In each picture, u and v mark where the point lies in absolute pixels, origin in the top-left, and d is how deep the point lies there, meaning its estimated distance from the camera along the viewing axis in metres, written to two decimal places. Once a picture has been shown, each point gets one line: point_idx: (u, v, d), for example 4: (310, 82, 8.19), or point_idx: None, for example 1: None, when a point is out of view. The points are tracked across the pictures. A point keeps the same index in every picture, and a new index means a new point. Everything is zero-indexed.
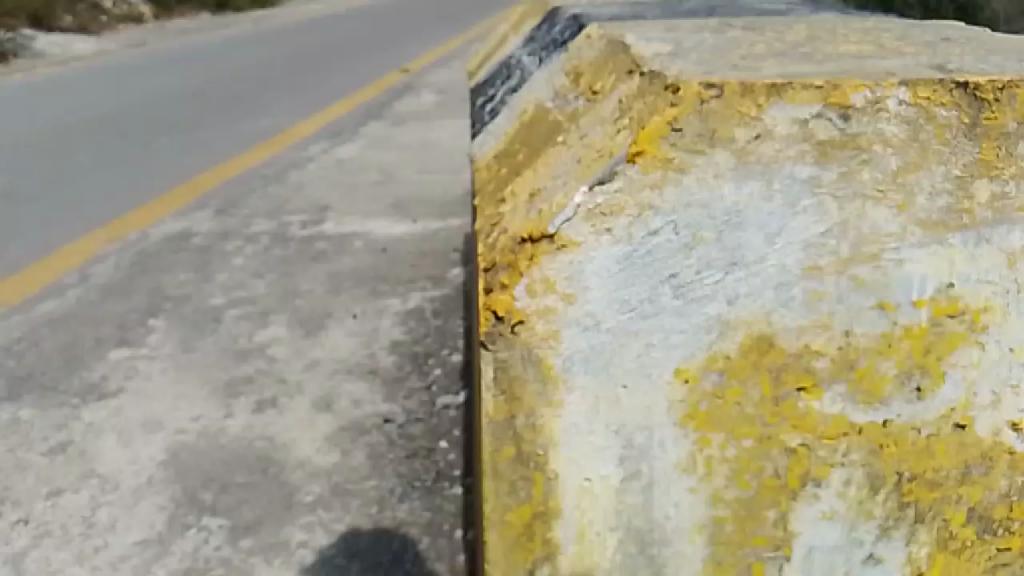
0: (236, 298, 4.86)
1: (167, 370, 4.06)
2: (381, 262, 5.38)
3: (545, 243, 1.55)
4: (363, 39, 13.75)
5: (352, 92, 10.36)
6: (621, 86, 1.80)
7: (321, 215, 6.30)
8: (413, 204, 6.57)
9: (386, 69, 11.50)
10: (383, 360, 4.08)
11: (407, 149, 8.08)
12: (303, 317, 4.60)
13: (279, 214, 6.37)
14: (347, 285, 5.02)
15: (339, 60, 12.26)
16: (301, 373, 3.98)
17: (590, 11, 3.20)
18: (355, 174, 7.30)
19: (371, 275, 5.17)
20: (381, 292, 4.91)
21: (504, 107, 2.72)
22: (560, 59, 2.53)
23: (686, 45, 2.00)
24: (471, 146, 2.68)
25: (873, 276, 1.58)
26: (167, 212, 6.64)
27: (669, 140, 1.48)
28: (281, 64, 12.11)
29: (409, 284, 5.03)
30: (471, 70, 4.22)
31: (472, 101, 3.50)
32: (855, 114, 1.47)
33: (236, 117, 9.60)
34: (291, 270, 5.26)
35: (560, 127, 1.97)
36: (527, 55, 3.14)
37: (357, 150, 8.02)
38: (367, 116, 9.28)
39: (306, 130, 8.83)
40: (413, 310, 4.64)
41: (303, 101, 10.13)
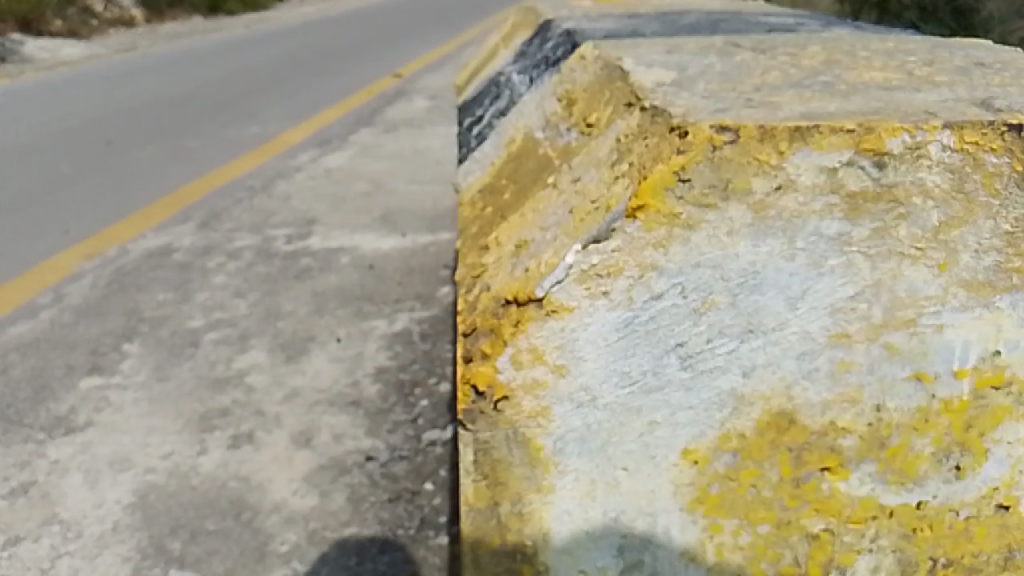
0: (220, 322, 4.43)
1: (140, 401, 3.59)
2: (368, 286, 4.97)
3: (533, 308, 1.34)
4: (355, 44, 13.52)
5: (344, 99, 10.13)
6: (619, 121, 1.60)
7: (307, 229, 6.07)
8: (401, 216, 6.36)
9: (378, 74, 11.30)
10: (366, 388, 3.66)
11: (398, 157, 7.87)
12: (285, 342, 4.16)
13: (264, 228, 6.13)
14: (331, 307, 4.65)
15: (329, 65, 12.01)
16: (282, 405, 3.51)
17: (585, 25, 3.01)
18: (342, 185, 7.08)
19: (355, 298, 4.78)
20: (367, 314, 4.54)
21: (492, 131, 2.54)
22: (552, 81, 2.34)
23: (691, 72, 1.80)
24: (457, 173, 2.50)
25: (908, 344, 1.37)
26: (149, 226, 6.38)
27: (675, 193, 1.28)
28: (271, 69, 11.84)
29: (395, 307, 4.64)
30: (460, 84, 4.04)
31: (460, 119, 3.32)
32: (892, 162, 1.27)
33: (226, 124, 9.35)
34: (275, 292, 4.87)
35: (550, 165, 1.77)
36: (517, 73, 2.95)
37: (346, 159, 7.81)
38: (358, 123, 9.06)
39: (295, 138, 8.60)
40: (401, 334, 4.24)
41: (293, 107, 9.88)
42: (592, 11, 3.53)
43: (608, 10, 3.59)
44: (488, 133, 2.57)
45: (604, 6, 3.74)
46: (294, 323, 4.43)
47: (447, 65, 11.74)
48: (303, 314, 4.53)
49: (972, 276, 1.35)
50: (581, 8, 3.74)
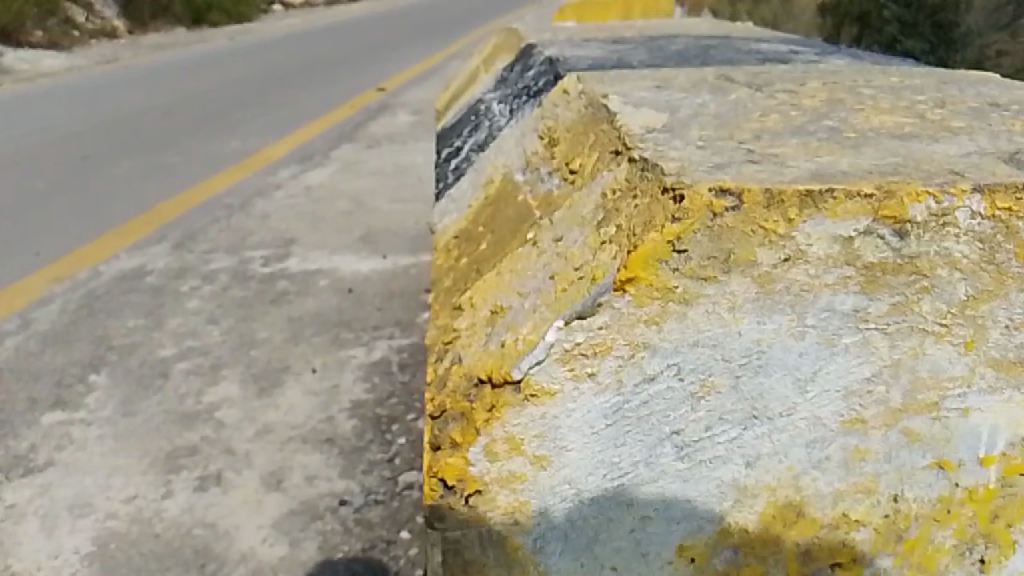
0: (195, 348, 3.50)
1: (105, 437, 2.80)
2: (347, 306, 4.05)
3: (508, 390, 1.18)
4: (339, 57, 13.22)
5: (327, 114, 9.86)
6: (604, 171, 1.46)
7: (286, 246, 5.61)
8: (387, 233, 5.90)
9: (360, 89, 11.03)
10: (341, 426, 2.85)
11: (380, 173, 7.45)
12: (254, 371, 3.26)
13: (241, 248, 5.62)
14: (307, 323, 3.82)
15: (313, 79, 11.72)
16: (251, 444, 2.72)
17: (570, 51, 2.86)
18: (324, 201, 6.65)
19: (332, 317, 3.91)
20: (344, 339, 3.66)
21: (470, 166, 2.40)
22: (533, 117, 2.21)
23: (683, 113, 1.66)
24: (433, 210, 2.36)
25: (930, 430, 1.23)
26: (125, 245, 6.01)
27: (669, 265, 1.12)
28: (252, 84, 11.52)
29: (375, 328, 3.78)
30: (440, 110, 3.91)
31: (438, 148, 3.19)
32: (914, 230, 1.13)
33: (205, 140, 9.06)
34: (249, 306, 4.02)
35: (529, 215, 1.62)
36: (498, 101, 2.81)
37: (327, 175, 7.39)
38: (340, 138, 8.72)
39: (277, 154, 8.30)
40: (384, 359, 3.41)
41: (276, 123, 9.58)
42: (578, 35, 3.40)
43: (594, 34, 3.46)
44: (467, 168, 2.43)
45: (590, 30, 3.62)
46: (267, 349, 3.51)
47: (432, 79, 11.49)
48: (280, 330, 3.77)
49: (1001, 353, 1.20)
50: (566, 32, 3.61)
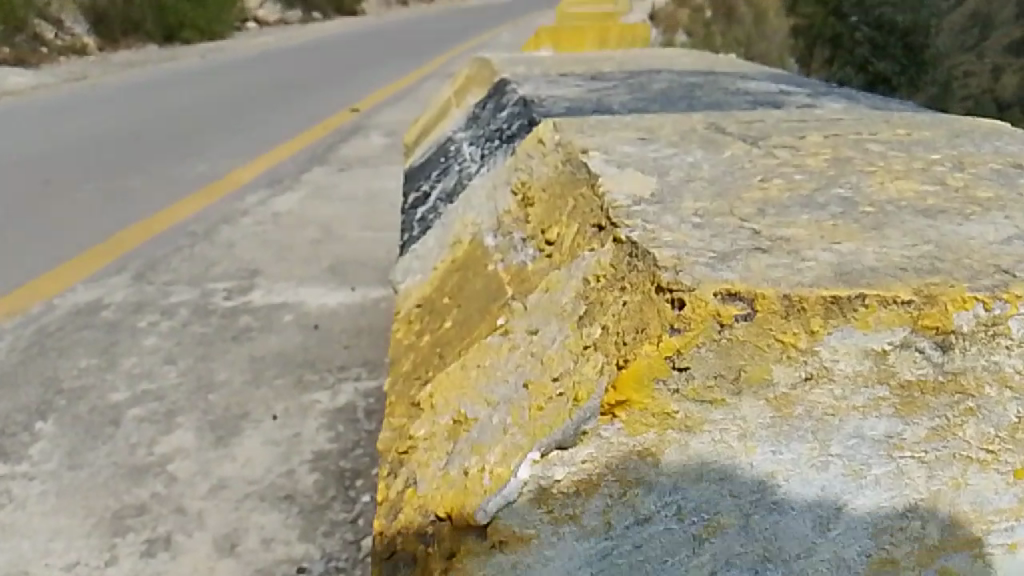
0: (144, 390, 2.78)
1: (50, 494, 2.20)
2: (310, 341, 3.24)
3: (472, 534, 0.98)
4: (308, 78, 12.65)
5: (298, 138, 9.36)
6: (586, 250, 1.26)
7: (251, 279, 4.82)
8: (355, 262, 5.17)
9: (330, 110, 10.60)
10: (304, 483, 2.21)
11: (348, 201, 6.70)
12: (211, 416, 2.58)
13: (205, 281, 4.83)
14: (267, 360, 3.05)
15: (283, 101, 11.23)
16: (208, 503, 2.13)
17: (544, 90, 2.67)
18: (292, 231, 5.86)
19: (295, 354, 3.12)
20: (307, 381, 2.87)
21: (439, 216, 2.19)
22: (504, 168, 2.03)
23: (671, 176, 1.47)
24: (394, 269, 2.15)
25: (970, 568, 1.04)
26: (84, 275, 5.49)
27: (667, 385, 0.93)
28: (217, 108, 10.96)
29: (342, 370, 2.99)
30: (408, 145, 3.70)
31: (403, 191, 2.98)
32: (959, 341, 0.94)
33: (173, 169, 8.45)
34: (207, 337, 3.25)
35: (498, 291, 1.42)
36: (469, 143, 2.62)
37: (295, 203, 6.62)
38: (309, 166, 8.01)
39: (246, 185, 7.58)
40: (350, 406, 2.64)
41: (245, 149, 9.03)
42: (553, 69, 3.22)
43: (571, 67, 3.29)
44: (435, 218, 2.22)
45: (566, 63, 3.45)
46: (225, 391, 2.78)
47: (405, 104, 10.95)
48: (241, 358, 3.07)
49: None
50: (540, 64, 3.43)
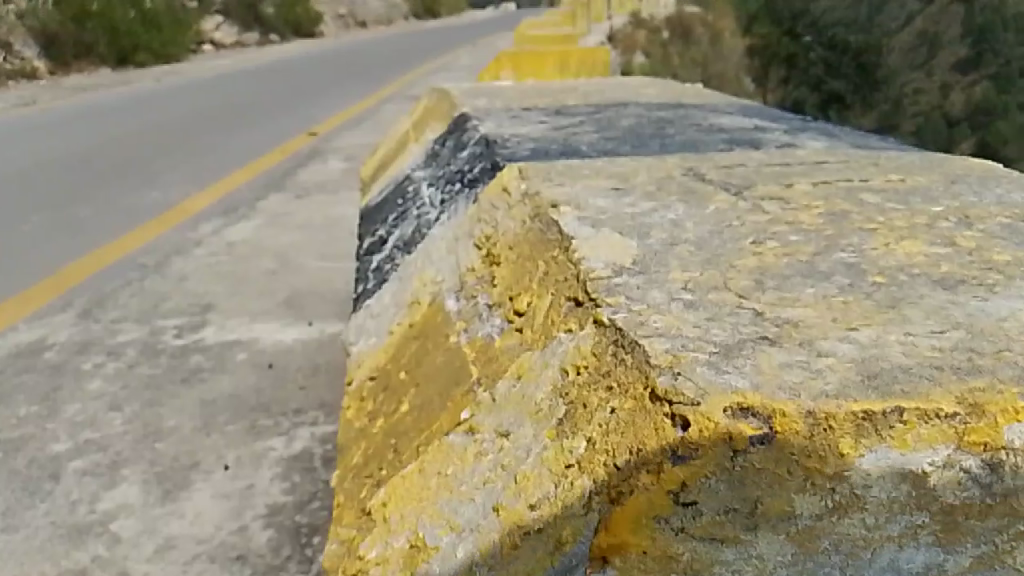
0: (88, 430, 2.41)
1: None
2: (265, 384, 2.76)
3: None
4: (255, 90, 12.01)
5: (246, 143, 8.76)
6: (555, 338, 1.09)
7: (202, 317, 3.97)
8: (314, 297, 4.30)
9: (278, 117, 10.01)
10: (257, 543, 1.88)
11: (306, 229, 5.72)
12: (158, 467, 2.19)
13: (152, 319, 3.96)
14: (218, 405, 2.58)
15: (229, 110, 10.59)
16: (155, 569, 1.81)
17: (507, 128, 2.52)
18: (247, 262, 4.96)
19: (247, 398, 2.65)
20: (261, 428, 2.44)
21: (396, 267, 1.99)
22: (467, 218, 1.86)
23: (651, 237, 1.32)
24: (346, 328, 1.96)
25: None
26: (24, 284, 4.98)
27: (669, 524, 0.79)
28: (158, 116, 10.26)
29: (299, 416, 2.52)
30: (364, 181, 3.51)
31: (357, 231, 2.79)
32: (1010, 460, 0.80)
33: (118, 176, 7.72)
34: (154, 380, 2.78)
35: (460, 371, 1.24)
36: (428, 184, 2.45)
37: (251, 230, 5.69)
38: (266, 188, 6.95)
39: (200, 206, 6.54)
40: (311, 453, 2.24)
41: (191, 155, 8.37)
42: (516, 102, 3.07)
43: (536, 100, 3.14)
44: (392, 268, 2.03)
45: (530, 94, 3.31)
46: (174, 439, 2.35)
47: (358, 107, 10.42)
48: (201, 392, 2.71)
49: None
50: (503, 96, 3.28)
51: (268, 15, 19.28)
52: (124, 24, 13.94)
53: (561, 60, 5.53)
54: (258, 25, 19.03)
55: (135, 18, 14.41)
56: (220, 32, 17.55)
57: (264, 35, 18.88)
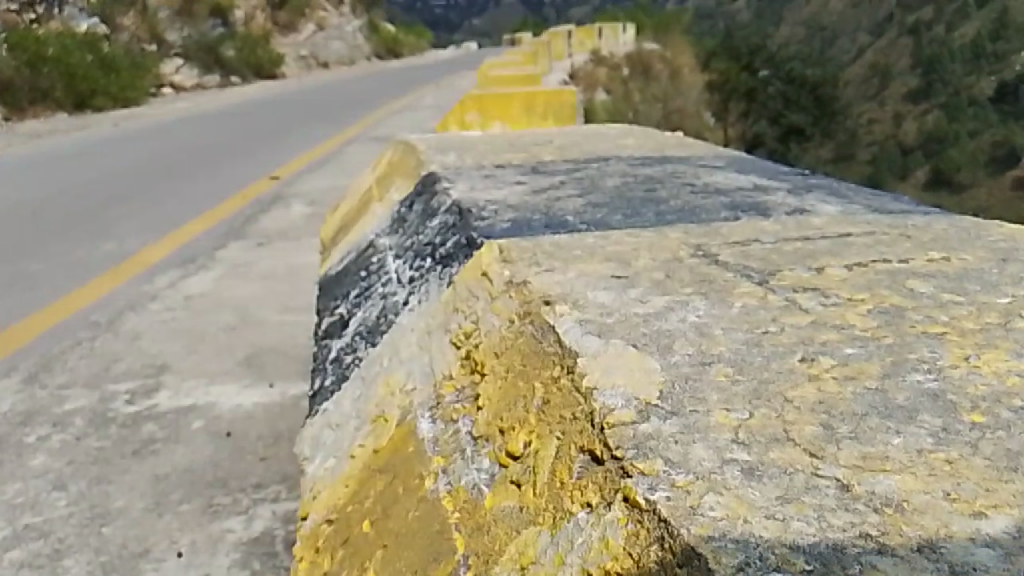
0: (24, 508, 2.11)
1: None
2: (222, 454, 2.39)
3: None
4: (213, 134, 11.58)
5: (203, 186, 8.25)
6: (568, 523, 0.83)
7: (155, 380, 3.05)
8: (278, 355, 3.36)
9: (238, 161, 9.56)
10: None
11: (271, 278, 4.79)
12: (104, 555, 1.90)
13: (100, 383, 3.06)
14: (171, 480, 2.24)
15: (186, 154, 10.09)
16: None
17: (481, 192, 2.26)
18: (202, 316, 4.01)
19: (202, 472, 2.29)
20: (219, 506, 2.12)
21: (358, 361, 1.71)
22: (440, 306, 1.59)
23: (675, 346, 1.08)
24: (304, 431, 1.69)
25: None
26: None
27: None
28: (110, 161, 9.69)
29: (259, 489, 2.19)
30: (325, 245, 3.24)
31: (315, 304, 2.52)
32: None
33: (67, 218, 7.08)
34: (101, 453, 2.38)
35: (438, 539, 0.99)
36: (393, 256, 2.17)
37: (210, 282, 4.74)
38: (227, 235, 6.08)
39: (156, 257, 5.60)
40: (273, 534, 1.95)
41: (145, 197, 7.79)
42: (487, 159, 2.84)
43: (508, 156, 2.90)
44: (353, 361, 1.73)
45: (502, 149, 3.07)
46: (122, 521, 2.04)
47: (319, 149, 10.14)
48: (146, 460, 2.35)
49: None
50: (473, 151, 3.04)
51: (228, 57, 18.91)
52: (81, 69, 13.40)
53: (526, 101, 5.22)
54: (219, 67, 18.70)
55: (92, 63, 13.95)
56: (179, 75, 17.14)
57: (225, 78, 18.50)
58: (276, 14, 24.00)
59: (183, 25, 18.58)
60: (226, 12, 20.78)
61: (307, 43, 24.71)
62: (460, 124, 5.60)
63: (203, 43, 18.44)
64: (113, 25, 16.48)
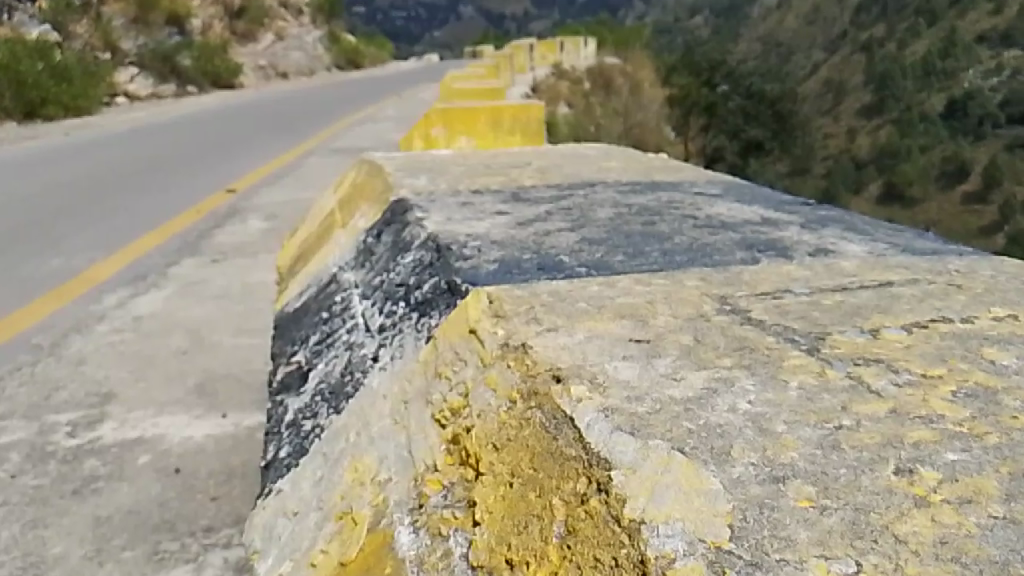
0: None
1: None
2: (170, 493, 2.10)
3: None
4: (169, 145, 11.17)
5: (156, 199, 7.87)
6: None
7: (99, 410, 2.62)
8: (235, 381, 2.92)
9: (193, 173, 9.20)
10: None
11: (225, 297, 4.39)
12: None
13: (38, 413, 2.63)
14: (114, 522, 1.96)
15: (139, 165, 9.70)
16: None
17: (460, 223, 2.02)
18: (150, 339, 3.45)
19: (148, 513, 2.00)
20: (164, 554, 1.84)
21: (319, 431, 1.45)
22: (418, 368, 1.34)
23: (731, 446, 0.85)
24: (256, 512, 1.43)
25: None
26: None
27: None
28: (60, 172, 9.25)
29: (211, 533, 1.92)
30: (282, 276, 2.98)
31: (270, 346, 2.26)
32: None
33: (12, 231, 6.67)
34: (39, 492, 2.08)
35: None
36: (360, 296, 1.91)
37: (160, 302, 4.33)
38: (181, 251, 5.72)
39: (105, 274, 5.18)
40: None
41: (95, 210, 7.41)
42: (462, 184, 2.59)
43: (484, 180, 2.66)
44: (314, 429, 1.47)
45: (476, 173, 2.82)
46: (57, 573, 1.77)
47: (277, 162, 9.81)
48: (87, 498, 2.06)
49: None
50: (447, 174, 2.80)
51: (185, 66, 18.44)
52: (31, 76, 12.87)
53: (494, 115, 4.93)
54: (175, 77, 18.23)
55: (43, 71, 13.40)
56: (134, 84, 16.67)
57: (181, 88, 18.04)
58: (234, 23, 23.49)
59: (139, 34, 18.10)
60: (184, 21, 20.34)
61: (265, 54, 24.28)
62: (425, 140, 5.25)
63: (159, 51, 17.95)
64: (65, 33, 15.97)
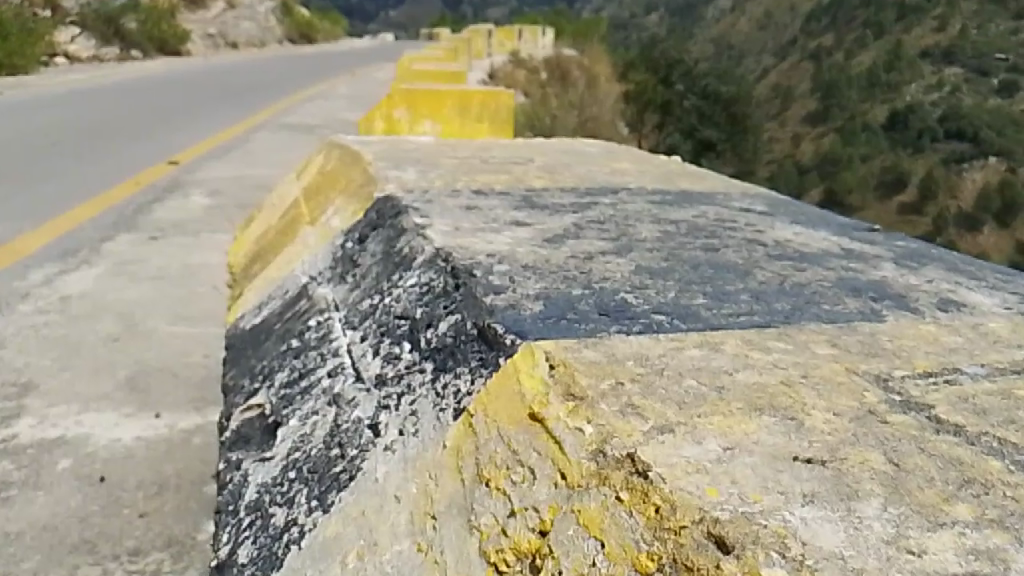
0: None
1: None
2: (96, 503, 1.65)
3: None
4: (110, 111, 10.49)
5: (91, 167, 7.26)
6: None
7: (14, 403, 2.07)
8: (170, 373, 2.38)
9: (132, 142, 8.58)
10: None
11: (163, 279, 3.87)
12: None
13: None
14: (24, 542, 1.50)
15: (75, 130, 9.02)
16: None
17: (473, 235, 1.61)
18: (76, 321, 2.82)
19: (67, 529, 1.55)
20: None
21: (294, 533, 1.03)
22: (447, 461, 0.93)
23: None
24: None
25: None
26: None
27: None
28: None
29: (136, 558, 1.50)
30: (234, 280, 2.53)
31: (221, 374, 1.83)
32: None
33: None
34: None
35: None
36: (343, 323, 1.48)
37: (92, 281, 3.78)
38: (115, 226, 5.16)
39: (32, 246, 4.63)
40: None
41: (27, 175, 6.79)
42: (461, 181, 2.17)
43: (486, 178, 2.25)
44: (289, 526, 1.05)
45: (474, 167, 2.41)
46: None
47: (223, 135, 9.22)
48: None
49: None
50: (440, 167, 2.39)
51: (129, 30, 17.56)
52: None
53: (461, 100, 4.46)
54: (119, 40, 17.33)
55: None
56: (76, 45, 15.75)
57: (125, 53, 17.17)
58: None
59: None
60: None
61: (214, 22, 23.37)
62: (385, 122, 4.73)
63: (103, 12, 17.04)
64: None
